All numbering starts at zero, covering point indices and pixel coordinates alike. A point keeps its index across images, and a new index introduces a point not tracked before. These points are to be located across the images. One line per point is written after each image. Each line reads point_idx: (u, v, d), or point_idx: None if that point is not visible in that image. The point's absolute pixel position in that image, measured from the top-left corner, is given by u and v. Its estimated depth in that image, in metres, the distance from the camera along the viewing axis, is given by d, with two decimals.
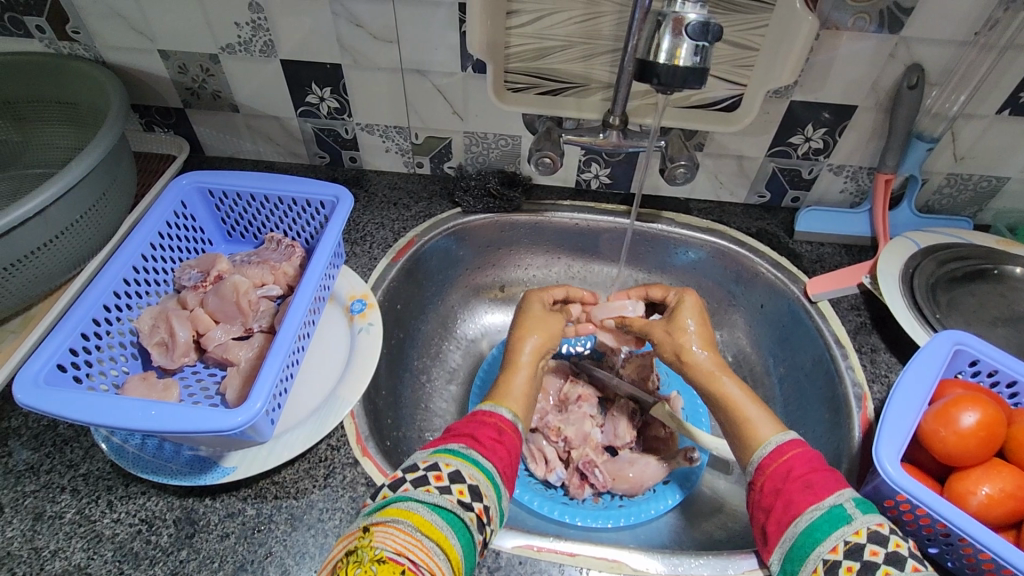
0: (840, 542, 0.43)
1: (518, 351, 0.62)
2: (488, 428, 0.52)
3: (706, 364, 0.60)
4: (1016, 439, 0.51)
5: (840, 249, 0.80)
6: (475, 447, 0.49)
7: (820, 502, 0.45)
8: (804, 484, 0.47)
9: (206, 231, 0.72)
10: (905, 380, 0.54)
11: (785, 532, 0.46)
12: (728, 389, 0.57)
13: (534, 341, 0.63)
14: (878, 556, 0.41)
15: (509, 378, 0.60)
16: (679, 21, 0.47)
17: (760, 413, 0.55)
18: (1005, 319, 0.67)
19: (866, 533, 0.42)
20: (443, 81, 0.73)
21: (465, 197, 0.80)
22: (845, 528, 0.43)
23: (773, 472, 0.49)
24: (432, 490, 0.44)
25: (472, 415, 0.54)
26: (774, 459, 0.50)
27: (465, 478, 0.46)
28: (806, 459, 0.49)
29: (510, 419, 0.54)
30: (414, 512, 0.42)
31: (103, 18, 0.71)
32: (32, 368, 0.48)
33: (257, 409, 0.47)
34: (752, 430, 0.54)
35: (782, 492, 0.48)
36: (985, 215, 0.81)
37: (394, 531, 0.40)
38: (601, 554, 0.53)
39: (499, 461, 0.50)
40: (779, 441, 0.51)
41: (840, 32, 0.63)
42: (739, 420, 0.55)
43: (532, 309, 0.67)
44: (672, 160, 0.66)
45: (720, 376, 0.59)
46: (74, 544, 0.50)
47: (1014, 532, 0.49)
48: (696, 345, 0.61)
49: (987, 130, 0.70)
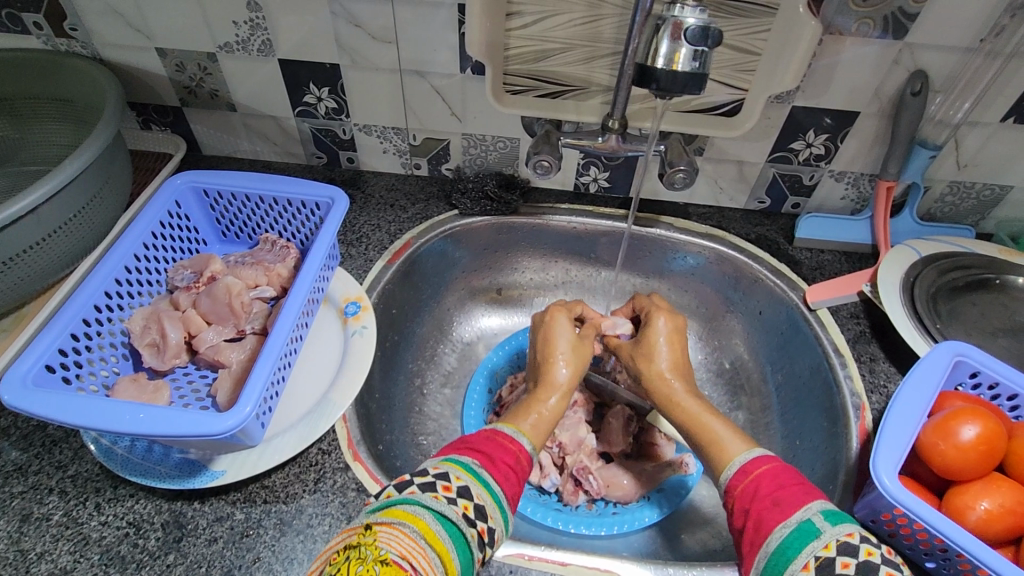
0: (811, 559, 0.41)
1: (553, 382, 0.60)
2: (507, 453, 0.51)
3: (671, 390, 0.60)
4: (1017, 454, 0.50)
5: (840, 257, 0.79)
6: (488, 467, 0.48)
7: (787, 519, 0.44)
8: (772, 502, 0.46)
9: (201, 231, 0.72)
10: (904, 392, 0.53)
11: (757, 553, 0.45)
12: (691, 411, 0.58)
13: (566, 371, 0.61)
14: (850, 568, 0.40)
15: (533, 407, 0.58)
16: (678, 26, 0.47)
17: (727, 432, 0.55)
18: (1006, 330, 0.67)
19: (835, 546, 0.41)
20: (442, 82, 0.73)
21: (463, 199, 0.79)
22: (814, 544, 0.42)
23: (741, 492, 0.49)
24: (440, 499, 0.43)
25: (492, 434, 0.52)
26: (742, 479, 0.50)
27: (473, 496, 0.45)
28: (774, 475, 0.49)
29: (529, 449, 0.53)
30: (420, 518, 0.41)
31: (99, 15, 0.71)
32: (21, 367, 0.48)
33: (246, 413, 0.46)
34: (718, 451, 0.53)
35: (750, 511, 0.47)
36: (988, 224, 0.81)
37: (399, 533, 0.39)
38: (592, 564, 0.52)
39: (508, 486, 0.48)
40: (745, 460, 0.51)
41: (843, 37, 0.63)
42: (704, 443, 0.55)
43: (560, 330, 0.64)
44: (672, 164, 0.66)
45: (680, 402, 0.59)
46: (60, 547, 0.50)
47: (1013, 548, 0.49)
48: (667, 370, 0.61)
49: (990, 139, 0.70)
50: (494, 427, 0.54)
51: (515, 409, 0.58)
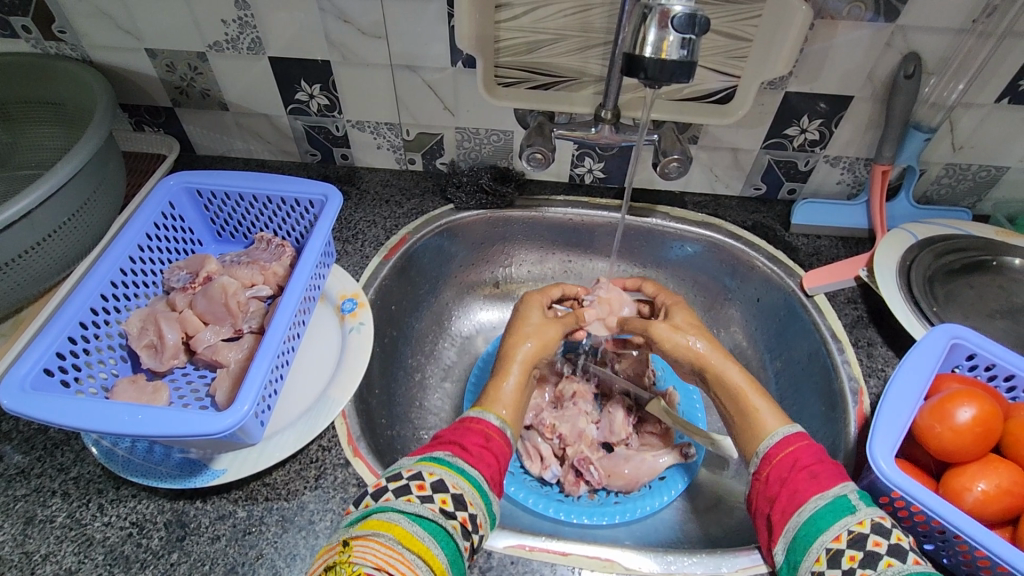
0: (843, 532, 0.43)
1: (511, 355, 0.62)
2: (475, 435, 0.53)
3: (708, 355, 0.61)
4: (1012, 435, 0.51)
5: (836, 242, 0.79)
6: (461, 455, 0.50)
7: (825, 491, 0.46)
8: (810, 473, 0.48)
9: (196, 231, 0.72)
10: (900, 376, 0.53)
11: (789, 521, 0.46)
12: (734, 379, 0.59)
13: (528, 345, 0.63)
14: (882, 547, 0.41)
15: (500, 382, 0.60)
16: (665, 14, 0.46)
17: (766, 403, 0.56)
18: (1003, 311, 0.67)
19: (869, 524, 0.43)
20: (433, 77, 0.72)
21: (458, 193, 0.79)
22: (848, 519, 0.44)
23: (780, 461, 0.51)
24: (414, 500, 0.44)
25: (462, 422, 0.55)
26: (781, 450, 0.51)
27: (448, 487, 0.46)
28: (813, 451, 0.51)
29: (497, 424, 0.55)
30: (395, 523, 0.42)
31: (88, 17, 0.70)
32: (19, 371, 0.48)
33: (244, 411, 0.47)
34: (757, 420, 0.55)
35: (787, 482, 0.49)
36: (985, 206, 0.80)
37: (374, 545, 0.40)
38: (594, 554, 0.52)
39: (485, 468, 0.50)
40: (786, 432, 0.52)
41: (836, 21, 0.62)
42: (747, 409, 0.57)
43: (530, 313, 0.67)
44: (666, 154, 0.65)
45: (724, 364, 0.60)
46: (64, 548, 0.50)
47: (1011, 528, 0.49)
48: (699, 341, 0.62)
49: (985, 120, 0.69)
50: (462, 415, 0.56)
51: (484, 391, 0.60)
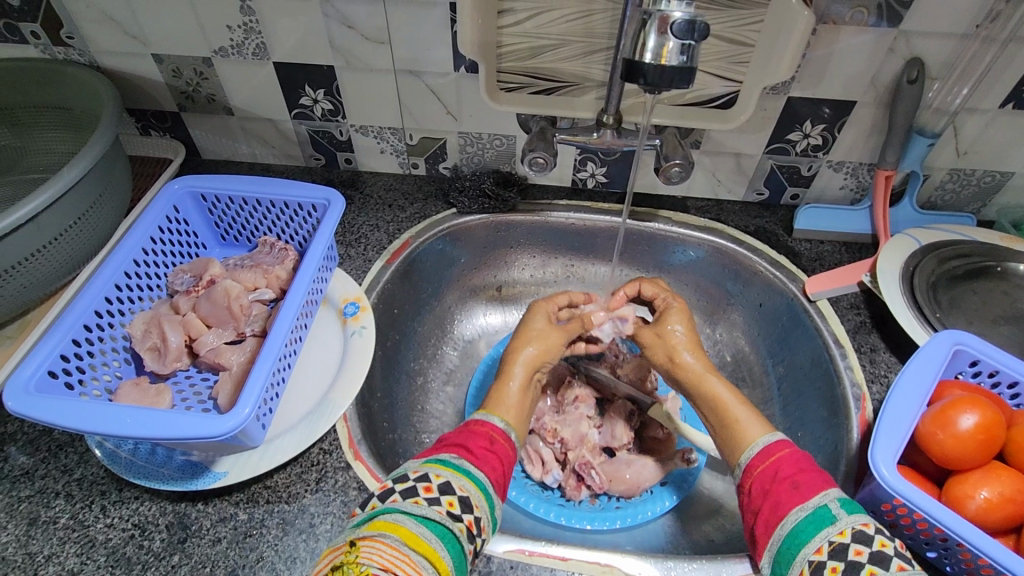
0: (824, 543, 0.43)
1: (514, 358, 0.62)
2: (481, 438, 0.53)
3: (694, 368, 0.61)
4: (1016, 443, 0.50)
5: (839, 247, 0.79)
6: (467, 457, 0.50)
7: (804, 504, 0.46)
8: (791, 484, 0.48)
9: (200, 235, 0.72)
10: (903, 381, 0.53)
11: (772, 534, 0.46)
12: (716, 391, 0.59)
13: (532, 350, 0.63)
14: (863, 556, 0.41)
15: (505, 384, 0.60)
16: (665, 19, 0.47)
17: (748, 413, 0.56)
18: (1008, 317, 0.66)
19: (850, 533, 0.43)
20: (437, 81, 0.73)
21: (460, 198, 0.80)
22: (829, 529, 0.43)
23: (761, 473, 0.50)
24: (421, 502, 0.44)
25: (467, 424, 0.55)
26: (762, 461, 0.51)
27: (456, 489, 0.46)
28: (794, 460, 0.50)
29: (501, 427, 0.55)
30: (401, 525, 0.42)
31: (96, 23, 0.71)
32: (25, 372, 0.49)
33: (246, 414, 0.47)
34: (740, 432, 0.55)
35: (768, 493, 0.48)
36: (989, 211, 0.80)
37: (382, 547, 0.40)
38: (592, 558, 0.52)
39: (490, 471, 0.50)
40: (767, 442, 0.52)
41: (838, 26, 0.62)
42: (728, 421, 0.56)
43: (533, 319, 0.67)
44: (667, 159, 0.65)
45: (707, 377, 0.60)
46: (68, 550, 0.51)
47: (1014, 536, 0.48)
48: (685, 350, 0.63)
49: (989, 125, 0.69)
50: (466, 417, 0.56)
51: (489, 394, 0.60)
